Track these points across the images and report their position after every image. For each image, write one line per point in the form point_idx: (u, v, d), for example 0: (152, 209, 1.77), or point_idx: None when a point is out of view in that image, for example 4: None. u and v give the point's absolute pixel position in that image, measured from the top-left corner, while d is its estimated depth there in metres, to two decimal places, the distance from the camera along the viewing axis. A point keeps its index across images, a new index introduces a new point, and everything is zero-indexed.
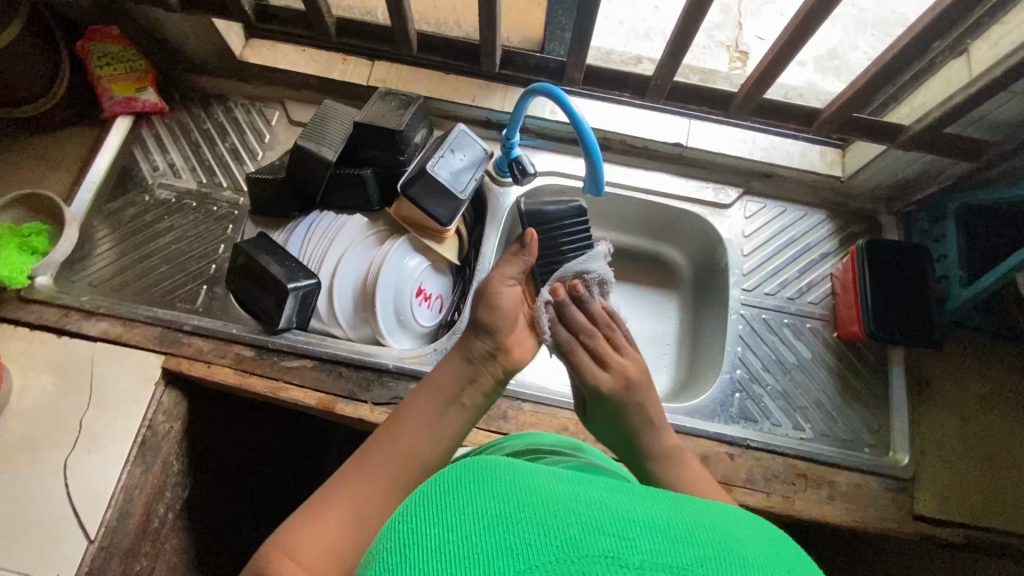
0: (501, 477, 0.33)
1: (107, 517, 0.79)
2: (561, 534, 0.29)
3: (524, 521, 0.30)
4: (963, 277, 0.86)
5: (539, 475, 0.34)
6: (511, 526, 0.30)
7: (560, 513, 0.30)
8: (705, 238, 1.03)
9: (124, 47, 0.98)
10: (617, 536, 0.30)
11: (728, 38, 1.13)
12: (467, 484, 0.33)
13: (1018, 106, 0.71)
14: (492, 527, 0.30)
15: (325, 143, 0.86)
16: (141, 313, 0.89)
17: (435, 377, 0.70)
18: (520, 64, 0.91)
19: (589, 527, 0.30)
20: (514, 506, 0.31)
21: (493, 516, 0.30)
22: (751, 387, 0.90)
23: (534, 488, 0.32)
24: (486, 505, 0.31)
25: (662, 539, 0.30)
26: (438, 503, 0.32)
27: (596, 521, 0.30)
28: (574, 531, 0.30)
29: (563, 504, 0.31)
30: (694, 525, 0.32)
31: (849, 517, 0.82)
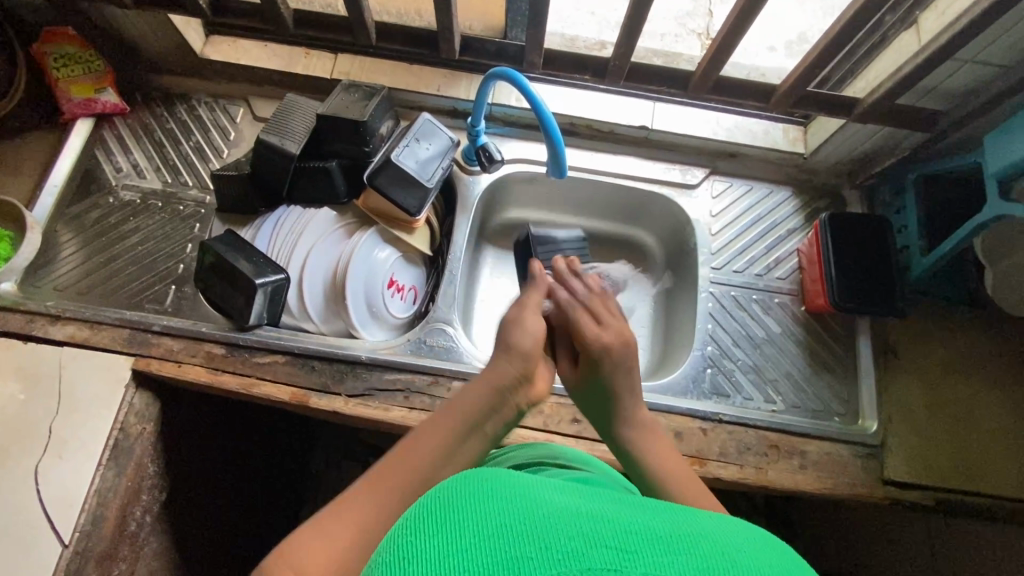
0: (501, 491, 0.34)
1: (80, 521, 0.78)
2: (561, 548, 0.30)
3: (522, 534, 0.30)
4: (923, 247, 0.88)
5: (538, 489, 0.35)
6: (515, 537, 0.30)
7: (560, 526, 0.31)
8: (674, 219, 1.04)
9: (81, 48, 0.95)
10: (617, 550, 0.30)
11: (699, 25, 1.13)
12: (468, 498, 0.33)
13: (969, 75, 0.73)
14: (495, 537, 0.30)
15: (289, 137, 0.86)
16: (108, 316, 0.88)
17: (458, 402, 0.64)
18: (480, 50, 0.91)
19: (592, 540, 0.31)
20: (513, 518, 0.31)
21: (496, 525, 0.31)
22: (721, 362, 0.92)
23: (532, 500, 0.33)
24: (487, 518, 0.32)
25: (662, 552, 0.31)
26: (438, 517, 0.32)
27: (598, 534, 0.31)
28: (575, 544, 0.30)
29: (563, 516, 0.32)
30: (692, 536, 0.33)
31: (820, 485, 0.83)
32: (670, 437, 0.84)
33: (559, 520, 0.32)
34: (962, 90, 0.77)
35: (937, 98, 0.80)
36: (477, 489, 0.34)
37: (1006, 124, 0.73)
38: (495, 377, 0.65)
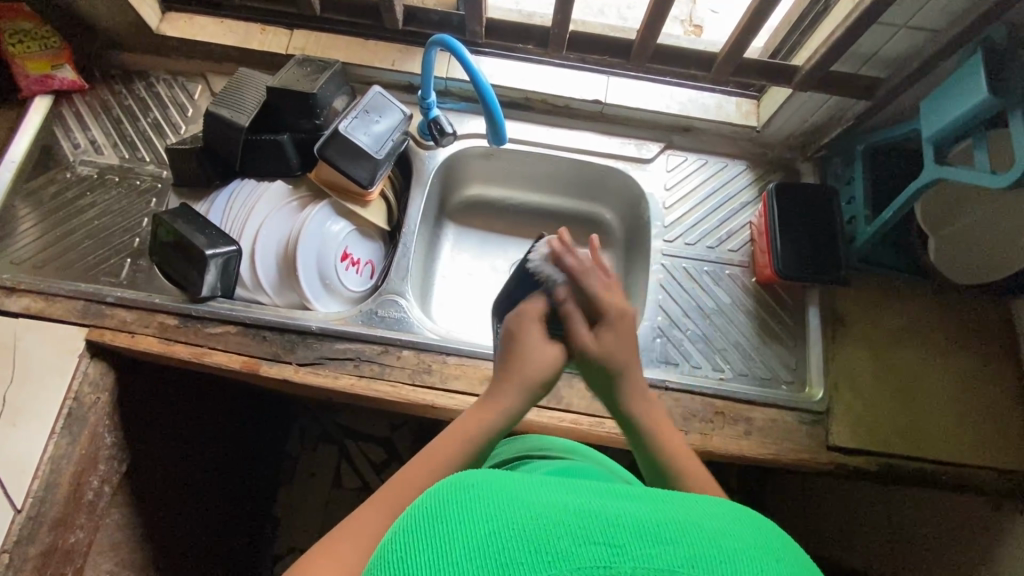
0: (492, 493, 0.35)
1: (33, 487, 0.79)
2: (553, 550, 0.31)
3: (515, 541, 0.31)
4: (868, 216, 0.89)
5: (527, 486, 0.36)
6: (504, 544, 0.31)
7: (550, 527, 0.32)
8: (631, 194, 1.05)
9: (37, 25, 0.96)
10: (605, 544, 0.32)
11: (682, 12, 1.10)
12: (463, 506, 0.34)
13: (904, 40, 0.75)
14: (489, 545, 0.32)
15: (238, 109, 0.87)
16: (63, 288, 0.89)
17: (467, 421, 0.63)
18: (424, 20, 0.91)
19: (579, 539, 0.32)
20: (505, 522, 0.32)
21: (487, 533, 0.32)
22: (671, 332, 0.93)
23: (523, 501, 0.34)
24: (476, 525, 0.33)
25: (648, 542, 0.32)
26: (430, 525, 0.33)
27: (585, 531, 0.32)
28: (565, 545, 0.31)
29: (554, 514, 0.33)
30: (676, 522, 0.34)
31: (765, 450, 0.84)
32: None
33: (549, 520, 0.33)
34: (898, 57, 0.78)
35: (875, 67, 0.81)
36: (473, 495, 0.35)
37: (941, 86, 0.74)
38: (514, 396, 0.66)
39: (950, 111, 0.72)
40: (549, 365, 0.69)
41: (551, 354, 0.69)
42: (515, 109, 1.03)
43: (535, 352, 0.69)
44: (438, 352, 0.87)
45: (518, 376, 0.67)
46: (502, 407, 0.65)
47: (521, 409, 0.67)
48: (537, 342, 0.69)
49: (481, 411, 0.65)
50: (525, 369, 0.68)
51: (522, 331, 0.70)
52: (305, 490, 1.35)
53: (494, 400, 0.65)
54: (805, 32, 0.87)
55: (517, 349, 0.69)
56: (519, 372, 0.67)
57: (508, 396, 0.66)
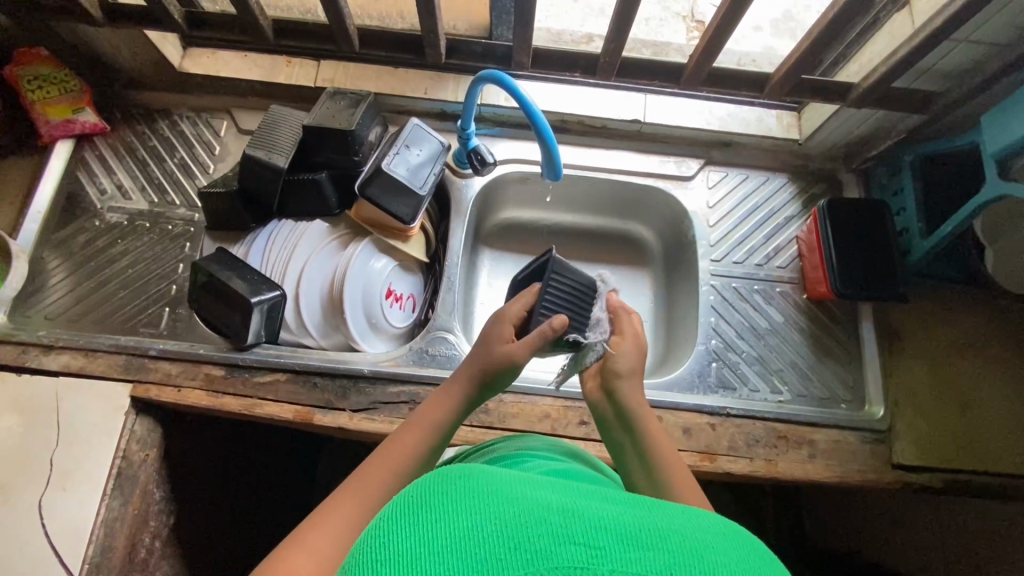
0: (479, 483, 0.33)
1: (89, 552, 0.76)
2: (530, 547, 0.29)
3: (494, 534, 0.29)
4: (923, 229, 0.88)
5: (510, 481, 0.33)
6: (481, 536, 0.29)
7: (530, 524, 0.30)
8: (671, 212, 1.03)
9: (54, 68, 0.92)
10: (586, 545, 0.29)
11: (683, 8, 1.09)
12: (445, 491, 0.32)
13: (963, 54, 0.73)
14: (465, 536, 0.29)
15: (275, 149, 0.84)
16: (102, 343, 0.86)
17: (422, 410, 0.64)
18: (466, 52, 0.88)
19: (557, 537, 0.29)
20: (488, 515, 0.30)
21: (467, 525, 0.30)
22: (726, 355, 0.91)
23: (504, 495, 0.32)
24: (457, 517, 0.30)
25: (631, 547, 0.29)
26: (412, 513, 0.31)
27: (567, 529, 0.30)
28: (542, 543, 0.29)
29: (535, 511, 0.30)
30: (664, 529, 0.31)
31: (831, 472, 0.83)
32: (680, 434, 0.84)
33: (531, 517, 0.30)
34: (958, 70, 0.76)
35: (932, 79, 0.79)
36: (459, 486, 0.32)
37: (1004, 101, 0.73)
38: (468, 385, 0.66)
39: (1016, 126, 0.70)
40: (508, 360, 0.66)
41: (502, 350, 0.66)
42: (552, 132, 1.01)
43: (490, 348, 0.67)
44: None
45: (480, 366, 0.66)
46: (457, 391, 0.65)
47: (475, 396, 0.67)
48: (494, 339, 0.67)
49: (436, 398, 0.65)
50: (478, 362, 0.66)
51: (478, 339, 0.68)
52: None
53: (449, 390, 0.66)
54: (853, 44, 0.85)
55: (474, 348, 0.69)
56: (471, 364, 0.67)
57: (462, 383, 0.66)
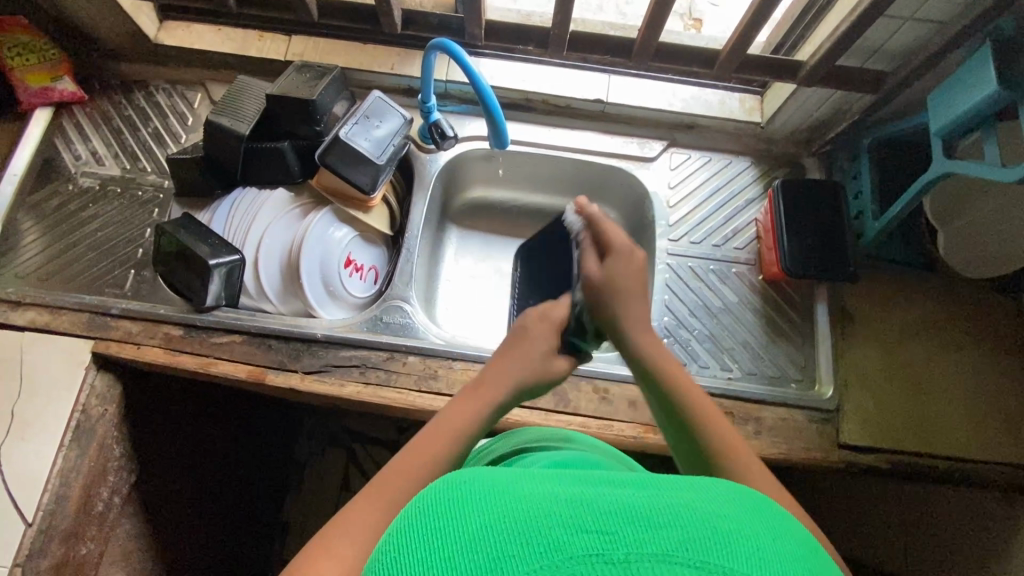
0: (484, 485, 0.33)
1: (44, 500, 0.79)
2: (542, 540, 0.29)
3: (504, 534, 0.30)
4: (875, 211, 0.88)
5: (512, 479, 0.34)
6: (494, 536, 0.30)
7: (538, 517, 0.30)
8: (634, 193, 1.04)
9: (33, 37, 0.95)
10: (597, 532, 0.29)
11: (682, 7, 1.10)
12: (450, 498, 0.33)
13: (908, 33, 0.74)
14: (477, 540, 0.30)
15: (237, 117, 0.87)
16: (68, 300, 0.89)
17: (450, 415, 0.58)
18: (423, 24, 0.90)
19: (570, 526, 0.29)
20: (494, 515, 0.31)
21: (476, 527, 0.30)
22: (678, 332, 0.92)
23: (507, 493, 0.32)
24: (466, 524, 0.31)
25: (647, 528, 0.29)
26: (421, 524, 0.32)
27: (578, 519, 0.30)
28: (557, 532, 0.29)
29: (541, 504, 0.31)
30: (668, 504, 0.31)
31: (776, 449, 0.84)
32: (625, 406, 0.85)
33: (539, 512, 0.30)
34: (905, 50, 0.77)
35: (882, 59, 0.80)
36: (465, 490, 0.33)
37: (945, 84, 0.73)
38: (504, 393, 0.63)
39: (959, 104, 0.70)
40: (544, 371, 0.66)
41: (553, 366, 0.67)
42: (516, 111, 1.03)
43: (539, 359, 0.66)
44: (444, 356, 0.87)
45: (518, 375, 0.64)
46: (499, 394, 0.62)
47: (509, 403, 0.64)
48: (542, 349, 0.67)
49: (462, 403, 0.60)
50: (529, 369, 0.65)
51: (530, 344, 0.66)
52: (313, 497, 1.32)
53: (484, 392, 0.61)
54: (809, 25, 0.85)
55: (517, 350, 0.66)
56: (519, 370, 0.64)
57: (506, 385, 0.63)
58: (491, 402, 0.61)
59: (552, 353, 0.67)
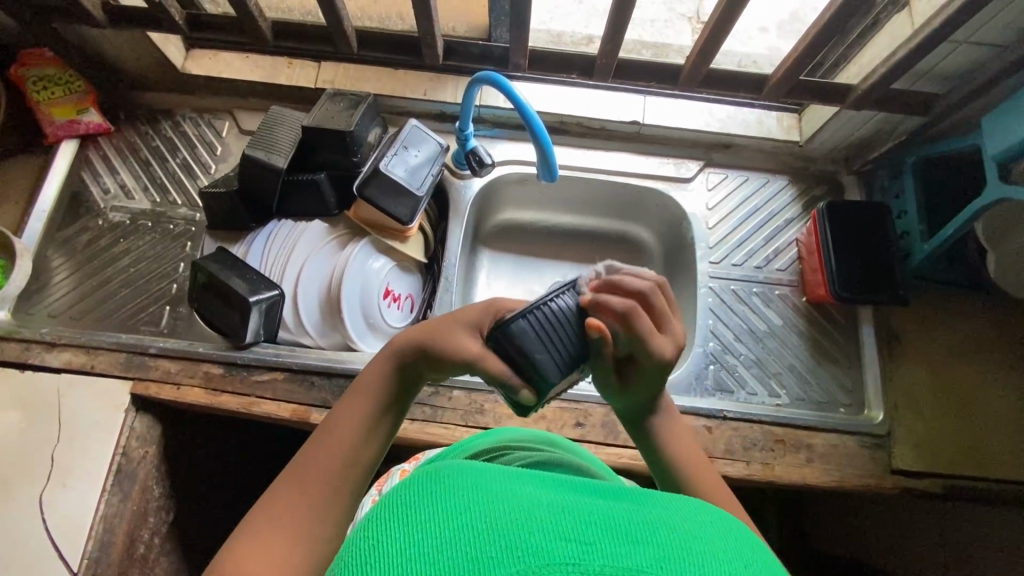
0: (467, 485, 0.36)
1: (88, 548, 0.77)
2: (523, 545, 0.31)
3: (486, 535, 0.32)
4: (923, 232, 0.87)
5: (500, 480, 0.37)
6: (473, 537, 0.32)
7: (522, 523, 0.33)
8: (670, 214, 1.03)
9: (59, 69, 0.94)
10: (576, 541, 0.32)
11: (688, 9, 1.08)
12: (436, 492, 0.35)
13: (964, 56, 0.73)
14: (457, 536, 0.32)
15: (274, 150, 0.85)
16: (104, 340, 0.87)
17: (363, 378, 0.59)
18: (464, 54, 0.89)
19: (550, 535, 0.32)
20: (479, 515, 0.33)
21: (458, 524, 0.33)
22: (724, 358, 0.91)
23: (489, 493, 0.35)
24: (447, 519, 0.33)
25: (621, 543, 0.32)
26: (406, 517, 0.34)
27: (557, 528, 0.32)
28: (535, 540, 0.32)
29: (526, 510, 0.34)
30: (644, 521, 0.34)
31: (829, 477, 0.82)
32: None
33: (523, 518, 0.33)
34: (958, 72, 0.76)
35: (932, 81, 0.79)
36: (452, 487, 0.35)
37: (1001, 106, 0.72)
38: (402, 354, 0.58)
39: (1018, 127, 0.69)
40: (448, 339, 0.56)
41: (460, 343, 0.55)
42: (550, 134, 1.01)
43: (449, 328, 0.56)
44: (490, 391, 0.85)
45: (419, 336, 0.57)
46: (398, 347, 0.58)
47: (416, 370, 0.59)
48: (461, 322, 0.57)
49: (369, 371, 0.59)
50: (431, 336, 0.57)
51: (451, 316, 0.58)
52: None
53: (386, 353, 0.59)
54: (853, 46, 0.84)
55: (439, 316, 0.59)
56: (421, 330, 0.58)
57: (406, 341, 0.58)
58: (394, 358, 0.58)
59: (470, 327, 0.56)
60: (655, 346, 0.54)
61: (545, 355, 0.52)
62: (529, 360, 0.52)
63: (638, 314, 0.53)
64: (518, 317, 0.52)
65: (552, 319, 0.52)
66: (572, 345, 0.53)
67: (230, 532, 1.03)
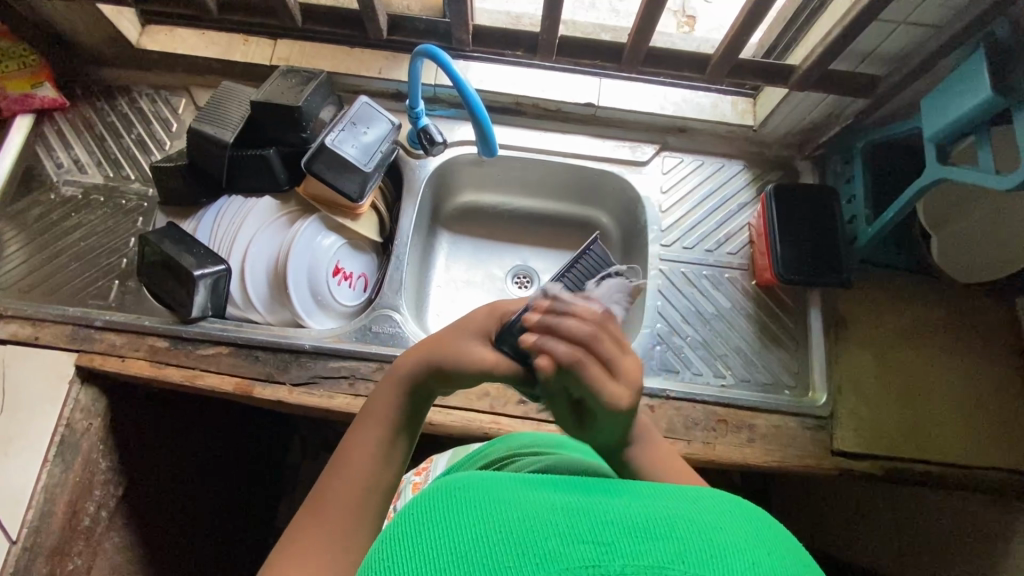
0: (478, 495, 0.33)
1: (28, 517, 0.77)
2: (541, 550, 0.29)
3: (501, 544, 0.29)
4: (869, 216, 0.88)
5: (509, 485, 0.34)
6: (489, 549, 0.29)
7: (538, 528, 0.30)
8: (625, 197, 1.03)
9: (12, 43, 0.94)
10: (592, 542, 0.29)
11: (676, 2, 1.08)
12: (445, 504, 0.33)
13: (902, 36, 0.73)
14: (471, 548, 0.30)
15: (220, 124, 0.85)
16: (50, 313, 0.87)
17: (374, 404, 0.56)
18: (409, 28, 0.88)
19: (567, 537, 0.30)
20: (489, 524, 0.31)
21: (471, 537, 0.30)
22: (671, 339, 0.91)
23: (500, 502, 0.32)
24: (462, 532, 0.31)
25: (641, 539, 0.29)
26: (414, 534, 0.31)
27: (573, 530, 0.30)
28: (553, 545, 0.29)
29: (541, 515, 0.31)
30: (664, 515, 0.31)
31: (770, 457, 0.83)
32: None
33: (537, 522, 0.30)
34: (897, 54, 0.76)
35: (874, 64, 0.79)
36: (461, 497, 0.33)
37: (946, 81, 0.71)
38: (412, 377, 0.55)
39: (953, 107, 0.69)
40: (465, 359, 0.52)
41: (473, 353, 0.52)
42: (505, 114, 1.02)
43: (459, 343, 0.53)
44: None
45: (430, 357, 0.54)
46: (403, 366, 0.55)
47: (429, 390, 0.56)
48: (471, 338, 0.54)
49: (378, 396, 0.56)
50: (442, 355, 0.53)
51: (458, 328, 0.55)
52: None
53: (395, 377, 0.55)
54: (801, 28, 0.84)
55: (443, 331, 0.56)
56: (429, 349, 0.54)
57: (415, 360, 0.55)
58: (404, 380, 0.55)
59: (482, 343, 0.54)
60: (606, 398, 0.44)
61: None
62: (537, 358, 0.52)
63: (583, 358, 0.43)
64: (530, 310, 0.51)
65: None
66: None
67: (180, 508, 1.04)
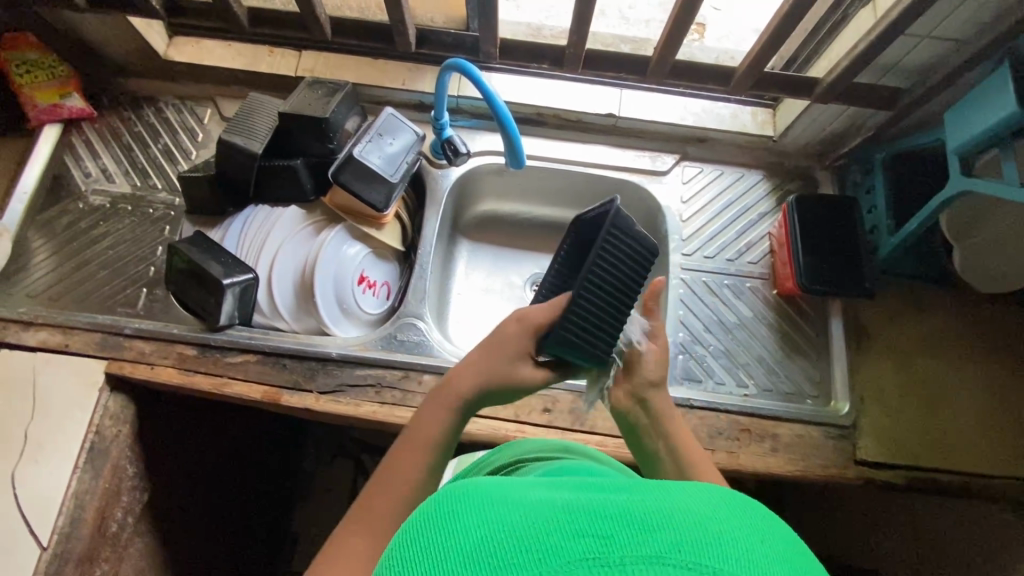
0: (475, 493, 0.31)
1: (58, 524, 0.77)
2: (541, 547, 0.27)
3: (497, 544, 0.28)
4: (891, 226, 0.88)
5: (506, 483, 0.32)
6: (486, 549, 0.28)
7: (535, 523, 0.28)
8: (645, 207, 1.04)
9: (43, 54, 0.95)
10: (593, 535, 0.27)
11: None
12: (442, 505, 0.31)
13: (928, 50, 0.74)
14: (467, 551, 0.28)
15: (251, 135, 0.86)
16: (80, 321, 0.88)
17: (421, 419, 0.62)
18: (436, 42, 0.91)
19: (565, 532, 0.28)
20: (487, 524, 0.29)
21: (467, 538, 0.28)
22: (693, 348, 0.92)
23: (497, 501, 0.30)
24: (459, 533, 0.29)
25: (642, 529, 0.27)
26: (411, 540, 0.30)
27: (572, 523, 0.28)
28: (553, 540, 0.27)
29: (539, 510, 0.29)
30: (665, 503, 0.29)
31: (794, 466, 0.83)
32: None
33: (534, 517, 0.29)
34: (922, 66, 0.77)
35: (898, 76, 0.80)
36: (457, 497, 0.31)
37: (970, 95, 0.72)
38: (458, 395, 0.62)
39: (978, 121, 0.70)
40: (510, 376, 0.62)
41: (513, 377, 0.62)
42: (526, 125, 1.03)
43: (503, 361, 0.62)
44: None
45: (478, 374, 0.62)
46: (455, 386, 0.62)
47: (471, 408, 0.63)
48: (511, 356, 0.62)
49: (427, 412, 0.62)
50: (488, 373, 0.62)
51: (501, 342, 0.63)
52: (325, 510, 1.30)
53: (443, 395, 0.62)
54: (824, 40, 0.85)
55: (484, 351, 0.64)
56: (479, 368, 0.62)
57: (463, 379, 0.62)
58: (452, 397, 0.62)
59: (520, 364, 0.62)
60: None
61: (581, 351, 0.61)
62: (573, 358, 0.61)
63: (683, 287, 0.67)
64: (558, 326, 0.59)
65: (579, 320, 0.59)
66: (608, 323, 0.61)
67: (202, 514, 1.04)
